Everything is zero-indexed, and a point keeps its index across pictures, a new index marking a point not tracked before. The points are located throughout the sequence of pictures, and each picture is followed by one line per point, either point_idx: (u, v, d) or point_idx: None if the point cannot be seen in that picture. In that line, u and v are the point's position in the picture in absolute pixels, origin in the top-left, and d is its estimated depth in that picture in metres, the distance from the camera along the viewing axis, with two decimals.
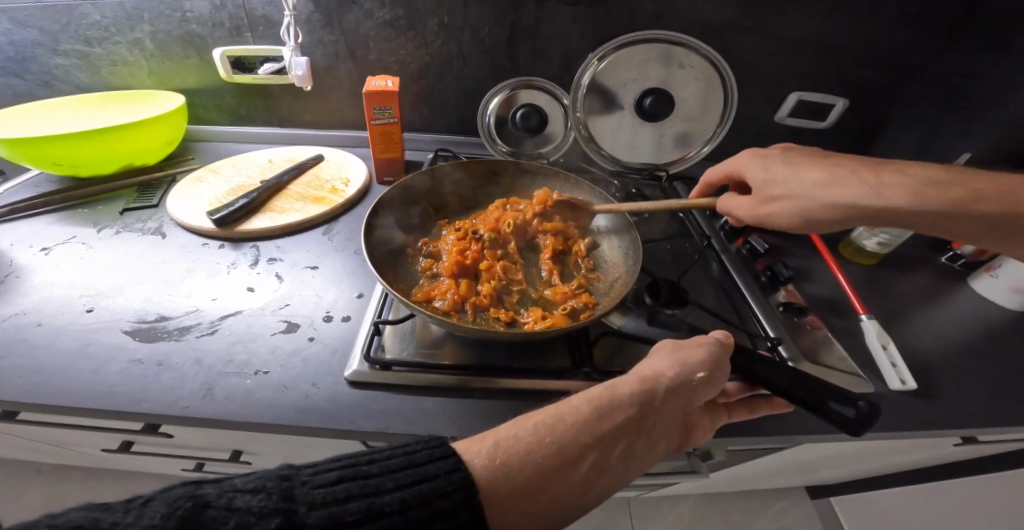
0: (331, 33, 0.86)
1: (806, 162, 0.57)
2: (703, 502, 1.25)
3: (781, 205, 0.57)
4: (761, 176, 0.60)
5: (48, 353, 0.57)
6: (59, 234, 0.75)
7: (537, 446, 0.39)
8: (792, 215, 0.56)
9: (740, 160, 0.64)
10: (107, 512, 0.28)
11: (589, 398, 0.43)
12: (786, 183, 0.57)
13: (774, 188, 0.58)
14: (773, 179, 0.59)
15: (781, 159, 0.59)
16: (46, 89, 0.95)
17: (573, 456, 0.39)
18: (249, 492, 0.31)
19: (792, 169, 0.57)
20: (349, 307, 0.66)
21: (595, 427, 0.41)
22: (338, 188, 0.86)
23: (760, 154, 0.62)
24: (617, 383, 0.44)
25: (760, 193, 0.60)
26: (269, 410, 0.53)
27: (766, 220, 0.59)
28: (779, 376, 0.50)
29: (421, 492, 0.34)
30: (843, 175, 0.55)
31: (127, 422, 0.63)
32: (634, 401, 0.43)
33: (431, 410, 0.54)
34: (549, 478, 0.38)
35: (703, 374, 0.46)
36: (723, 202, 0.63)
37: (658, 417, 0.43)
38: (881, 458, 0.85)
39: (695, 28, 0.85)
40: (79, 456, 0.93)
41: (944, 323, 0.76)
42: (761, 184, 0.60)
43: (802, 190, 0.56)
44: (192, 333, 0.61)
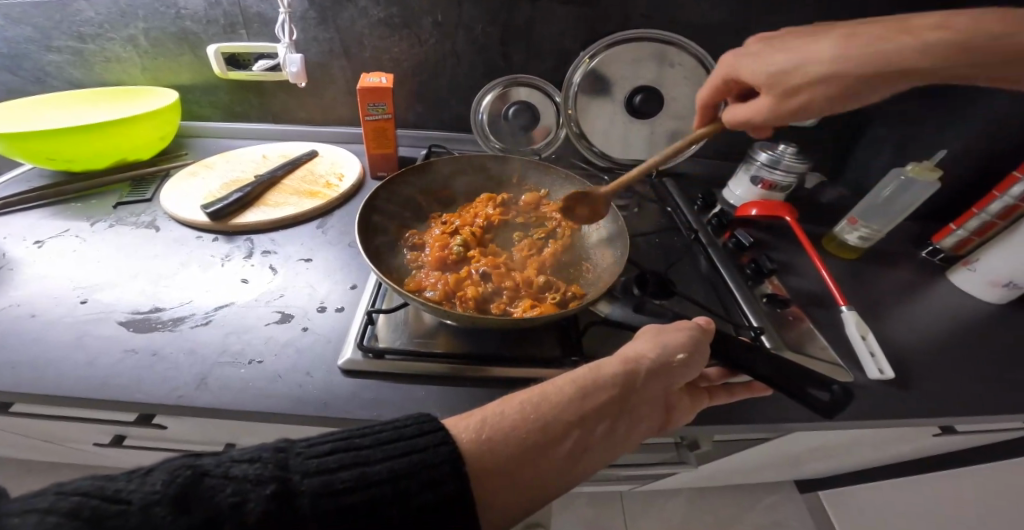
0: (325, 30, 0.87)
1: (815, 40, 0.53)
2: (694, 496, 1.27)
3: (817, 90, 0.52)
4: (774, 68, 0.54)
5: (42, 344, 0.58)
6: (53, 228, 0.76)
7: (522, 423, 0.40)
8: (832, 94, 0.52)
9: (735, 62, 0.59)
10: (112, 481, 0.29)
11: (573, 379, 0.44)
12: (809, 62, 0.52)
13: (793, 77, 0.53)
14: (795, 66, 0.53)
15: (793, 44, 0.54)
16: (39, 85, 0.95)
17: (557, 432, 0.40)
18: (244, 461, 0.32)
19: (802, 50, 0.53)
20: (343, 299, 0.67)
21: (578, 405, 0.42)
22: (332, 183, 0.87)
23: (753, 49, 0.58)
24: (600, 365, 0.46)
25: (782, 86, 0.54)
26: (264, 399, 0.54)
27: (799, 111, 0.54)
28: (757, 361, 0.51)
29: (410, 463, 0.35)
30: (876, 43, 0.49)
31: (121, 414, 0.64)
32: (616, 381, 0.44)
33: (423, 398, 0.56)
34: (533, 453, 0.39)
35: (682, 355, 0.47)
36: (732, 116, 0.60)
37: (639, 396, 0.45)
38: (867, 450, 0.87)
39: (683, 29, 0.88)
40: (72, 453, 0.93)
41: (924, 317, 0.78)
42: (775, 78, 0.54)
43: (834, 66, 0.50)
44: (187, 324, 0.62)
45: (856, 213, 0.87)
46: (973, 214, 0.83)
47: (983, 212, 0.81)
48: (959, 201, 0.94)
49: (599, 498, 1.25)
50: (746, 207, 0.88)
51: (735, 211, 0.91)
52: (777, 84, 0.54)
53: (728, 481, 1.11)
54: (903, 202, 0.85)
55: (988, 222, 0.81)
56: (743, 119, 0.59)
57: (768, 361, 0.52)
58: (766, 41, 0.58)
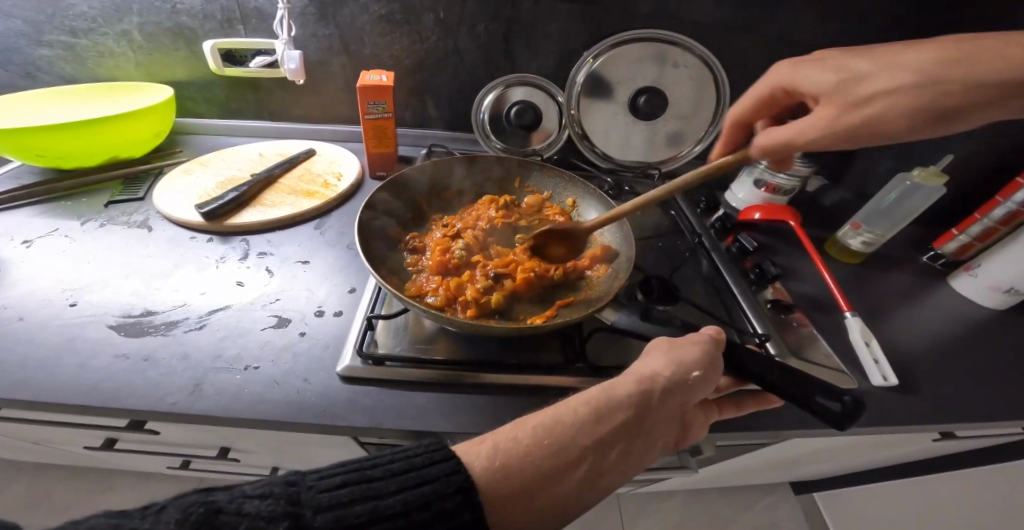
0: (325, 27, 0.85)
1: (898, 47, 0.50)
2: (691, 497, 1.27)
3: (886, 103, 0.48)
4: (835, 76, 0.52)
5: (29, 348, 0.56)
6: (43, 226, 0.74)
7: (535, 448, 0.39)
8: (906, 108, 0.48)
9: (787, 68, 0.57)
10: (127, 519, 0.30)
11: (587, 399, 0.43)
12: (883, 73, 0.49)
13: (864, 85, 0.49)
14: (863, 75, 0.50)
15: (853, 53, 0.52)
16: (29, 81, 0.92)
17: (571, 458, 0.39)
18: (256, 496, 0.32)
19: (882, 54, 0.49)
20: (341, 302, 0.66)
21: (592, 428, 0.41)
22: (330, 182, 0.85)
23: (808, 56, 0.56)
24: (614, 384, 0.45)
25: (846, 96, 0.50)
26: (260, 405, 0.52)
27: (863, 127, 0.50)
28: (768, 370, 0.51)
29: (423, 495, 0.34)
30: (963, 54, 0.47)
31: (112, 419, 0.62)
32: (631, 402, 0.43)
33: (424, 405, 0.54)
34: (547, 482, 0.38)
35: (698, 373, 0.46)
36: (771, 137, 0.54)
37: (656, 416, 0.44)
38: (866, 454, 0.87)
39: (687, 29, 0.87)
40: (62, 455, 0.91)
41: (927, 322, 0.78)
42: (839, 86, 0.51)
43: (920, 79, 0.47)
44: (180, 328, 0.60)
45: (859, 218, 0.87)
46: (976, 219, 0.82)
47: (986, 217, 0.80)
48: (960, 206, 0.94)
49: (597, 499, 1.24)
50: (749, 211, 0.87)
51: (739, 214, 0.91)
52: (839, 93, 0.51)
53: (726, 482, 1.11)
54: (904, 207, 0.85)
55: (991, 228, 0.80)
56: (787, 138, 0.53)
57: (777, 370, 0.51)
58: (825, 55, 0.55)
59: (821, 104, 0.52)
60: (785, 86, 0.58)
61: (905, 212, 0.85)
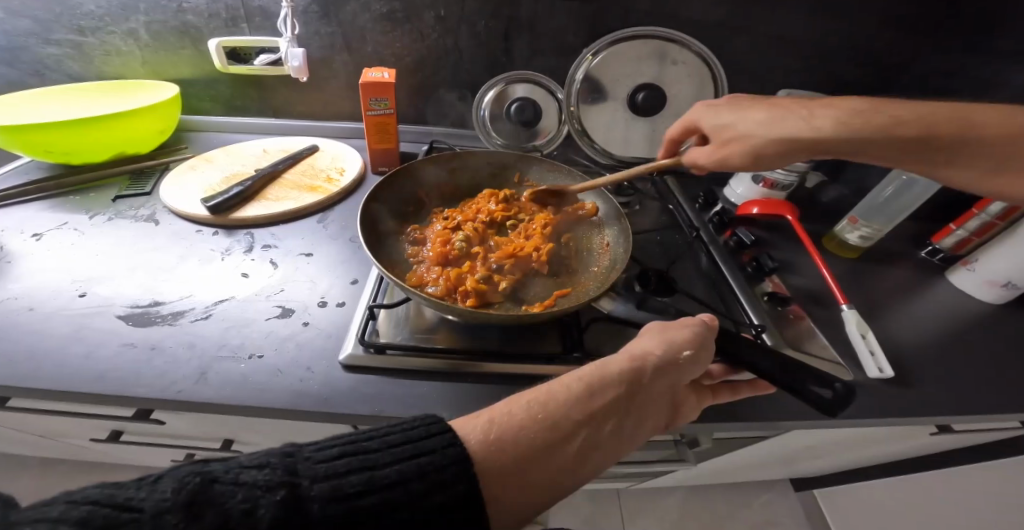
0: (327, 25, 0.87)
1: (749, 104, 0.62)
2: (691, 494, 1.27)
3: (738, 145, 0.61)
4: (713, 121, 0.64)
5: (40, 337, 0.57)
6: (51, 220, 0.75)
7: (529, 422, 0.40)
8: (746, 152, 0.60)
9: (690, 110, 0.68)
10: (121, 489, 0.29)
11: (581, 377, 0.44)
12: (737, 124, 0.61)
13: (727, 130, 0.62)
14: (727, 123, 0.63)
15: (732, 104, 0.64)
16: (37, 78, 0.94)
17: (564, 432, 0.40)
18: (253, 467, 0.32)
19: (742, 111, 0.62)
20: (344, 293, 0.67)
21: (585, 404, 0.42)
22: (333, 178, 0.86)
23: (709, 101, 0.67)
24: (606, 363, 0.46)
25: (716, 137, 0.64)
26: (263, 393, 0.53)
27: (723, 161, 0.63)
28: (761, 357, 0.51)
29: (419, 465, 0.35)
30: (787, 110, 0.58)
31: (119, 408, 0.63)
32: (623, 379, 0.44)
33: (424, 394, 0.55)
34: (541, 454, 0.39)
35: (688, 353, 0.47)
36: (685, 156, 0.67)
37: (647, 394, 0.45)
38: (863, 449, 0.87)
39: (685, 28, 0.87)
40: (67, 449, 0.93)
41: (923, 317, 0.78)
42: (715, 129, 0.64)
43: (753, 129, 0.60)
44: (186, 317, 0.61)
45: (857, 213, 0.87)
46: (973, 214, 0.83)
47: (982, 212, 0.80)
48: (958, 202, 0.94)
49: (597, 496, 1.25)
50: (748, 205, 0.88)
51: (737, 209, 0.92)
52: (713, 135, 0.64)
53: (726, 479, 1.12)
54: (897, 205, 0.86)
55: (988, 223, 0.81)
56: (682, 162, 0.66)
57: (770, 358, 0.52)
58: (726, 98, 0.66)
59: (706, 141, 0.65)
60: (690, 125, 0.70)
61: (899, 209, 0.86)
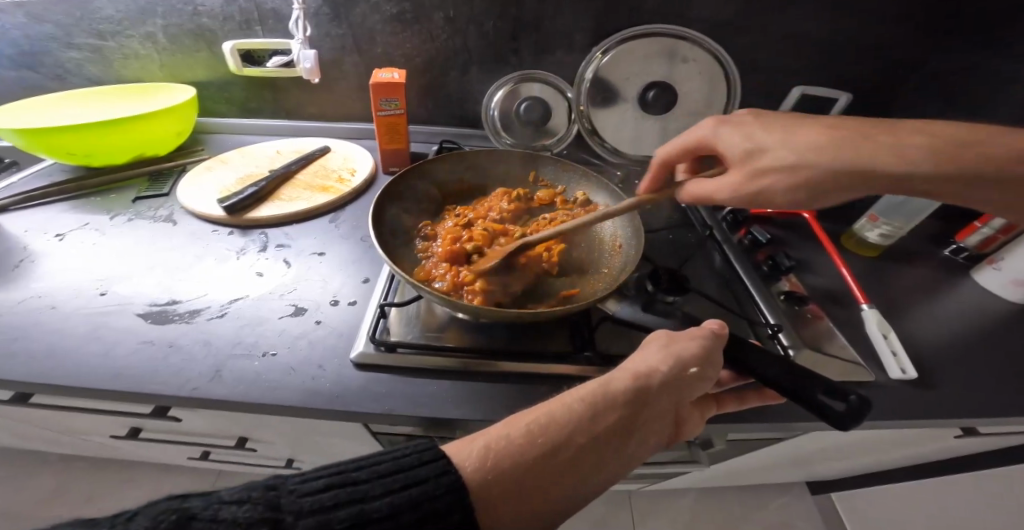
0: (338, 27, 0.87)
1: (789, 127, 0.56)
2: (705, 495, 1.26)
3: (778, 178, 0.55)
4: (746, 146, 0.57)
5: (62, 335, 0.59)
6: (73, 221, 0.77)
7: (527, 448, 0.38)
8: (794, 183, 0.54)
9: (710, 128, 0.60)
10: (93, 528, 0.28)
11: (582, 396, 0.42)
12: (780, 150, 0.55)
13: (765, 158, 0.55)
14: (766, 148, 0.56)
15: (766, 125, 0.57)
16: (60, 82, 0.96)
17: (564, 457, 0.39)
18: (233, 503, 0.31)
19: (783, 134, 0.55)
20: (355, 292, 0.67)
21: (586, 426, 0.41)
22: (344, 178, 0.87)
23: (731, 119, 0.59)
24: (609, 380, 0.44)
25: (750, 165, 0.56)
26: (276, 392, 0.54)
27: (764, 193, 0.56)
28: (768, 365, 0.50)
29: (411, 497, 0.34)
30: (846, 136, 0.54)
31: (137, 405, 0.64)
32: (626, 398, 0.43)
33: (435, 392, 0.55)
34: (540, 480, 0.37)
35: (694, 370, 0.45)
36: (692, 189, 0.59)
37: (651, 413, 0.43)
38: (881, 453, 0.85)
39: (699, 24, 0.86)
40: (88, 446, 0.95)
41: (946, 317, 0.76)
42: (748, 155, 0.57)
43: (802, 157, 0.54)
44: (202, 316, 0.62)
45: (877, 209, 0.86)
46: None
47: None
48: None
49: (609, 497, 1.25)
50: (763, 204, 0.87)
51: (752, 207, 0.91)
52: (746, 162, 0.57)
53: (741, 481, 1.10)
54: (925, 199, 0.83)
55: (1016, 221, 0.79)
56: (710, 193, 0.58)
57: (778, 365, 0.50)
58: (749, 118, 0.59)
59: (736, 167, 0.58)
60: (703, 145, 0.62)
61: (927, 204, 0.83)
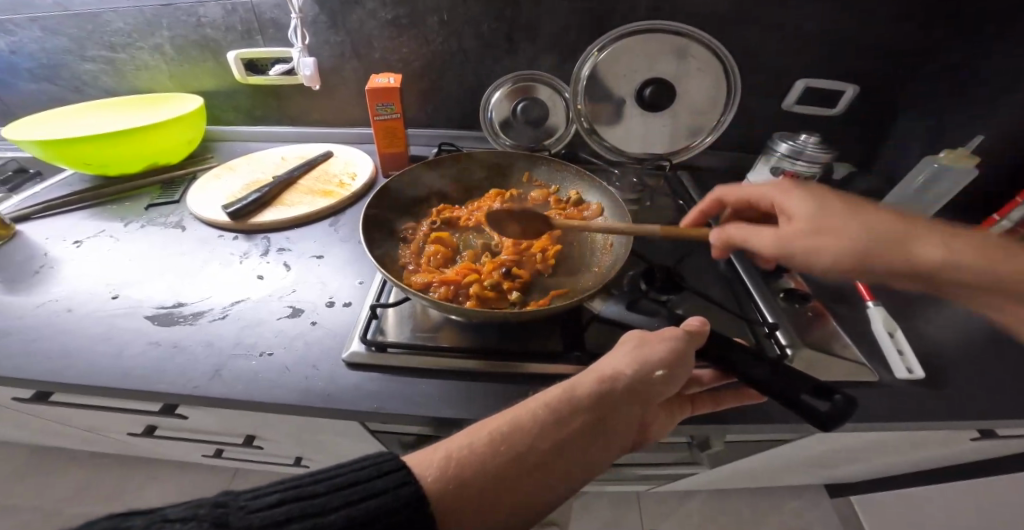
0: (336, 33, 0.89)
1: (859, 204, 0.54)
2: (717, 498, 1.24)
3: (830, 246, 0.51)
4: (817, 207, 0.54)
5: (78, 336, 0.62)
6: (90, 228, 0.81)
7: (490, 458, 0.38)
8: (839, 252, 0.51)
9: (787, 186, 0.58)
10: None
11: (546, 402, 0.42)
12: (849, 220, 0.52)
13: (835, 221, 0.52)
14: (832, 214, 0.53)
15: (839, 197, 0.55)
16: (78, 94, 1.01)
17: (528, 465, 0.39)
18: (177, 520, 0.32)
19: (852, 209, 0.53)
20: (351, 294, 0.69)
21: (550, 433, 0.40)
22: (345, 182, 0.89)
23: (809, 184, 0.57)
24: (574, 385, 0.44)
25: (810, 224, 0.53)
26: (273, 390, 0.56)
27: (807, 251, 0.53)
28: (755, 366, 0.49)
29: (367, 510, 0.34)
30: (917, 232, 0.52)
31: (147, 403, 0.67)
32: (592, 403, 0.42)
33: (424, 391, 0.56)
34: (503, 490, 0.37)
35: (662, 372, 0.45)
36: (738, 233, 0.58)
37: (619, 417, 0.43)
38: (895, 455, 0.82)
39: (695, 19, 0.85)
40: (110, 443, 0.99)
41: (962, 314, 0.73)
42: (815, 213, 0.54)
43: (857, 231, 0.51)
44: (206, 318, 0.64)
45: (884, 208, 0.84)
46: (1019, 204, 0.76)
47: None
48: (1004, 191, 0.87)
49: (618, 498, 1.24)
50: None
51: None
52: (817, 219, 0.53)
53: (752, 484, 1.08)
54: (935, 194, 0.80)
55: None
56: (757, 241, 0.57)
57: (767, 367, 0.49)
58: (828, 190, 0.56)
59: (794, 221, 0.54)
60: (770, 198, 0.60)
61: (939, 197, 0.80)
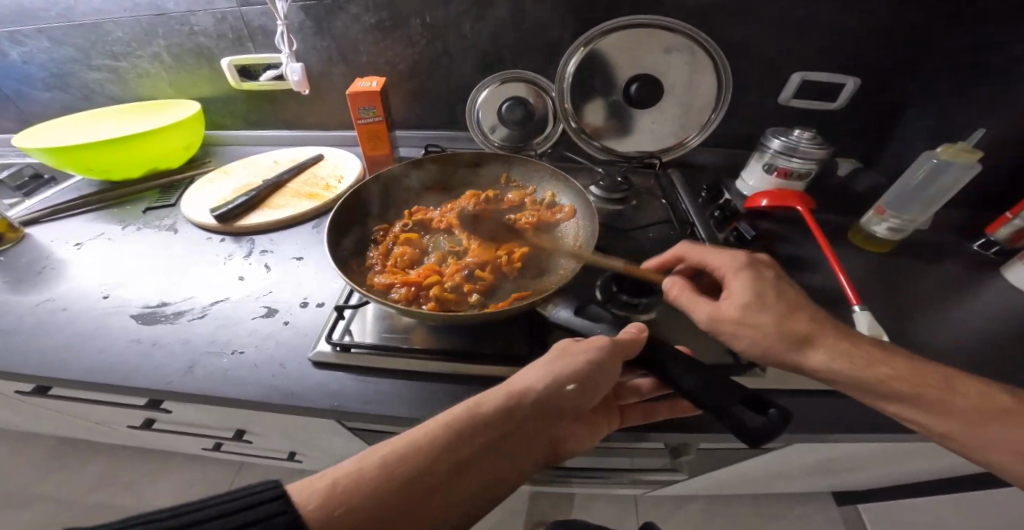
0: (322, 38, 0.91)
1: (798, 309, 0.52)
2: (718, 503, 1.20)
3: (745, 336, 0.51)
4: (750, 300, 0.52)
5: (69, 333, 0.65)
6: (91, 231, 0.85)
7: (380, 482, 0.38)
8: (751, 342, 0.51)
9: (737, 269, 0.55)
10: None
11: (448, 421, 0.42)
12: (772, 321, 0.50)
13: (759, 316, 0.51)
14: (763, 310, 0.51)
15: (779, 292, 0.52)
16: (87, 101, 1.07)
17: (421, 487, 0.39)
18: None
19: (785, 309, 0.51)
20: (326, 294, 0.70)
21: (449, 454, 0.41)
22: (331, 185, 0.90)
23: (760, 274, 0.54)
24: (480, 402, 0.44)
25: (735, 315, 0.52)
26: (241, 386, 0.57)
27: (725, 337, 0.52)
28: (687, 375, 0.47)
29: None
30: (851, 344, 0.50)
31: (133, 398, 0.70)
32: (495, 421, 0.43)
33: (384, 391, 0.57)
34: (392, 514, 0.38)
35: (572, 385, 0.44)
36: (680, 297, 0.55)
37: (521, 436, 0.43)
38: (895, 467, 0.77)
39: (680, 13, 0.83)
40: (117, 434, 1.04)
41: (963, 318, 0.68)
42: (745, 305, 0.52)
43: (776, 331, 0.50)
44: (186, 317, 0.67)
45: (885, 202, 0.78)
46: None
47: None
48: None
49: (614, 500, 1.22)
50: (755, 198, 0.83)
51: (746, 203, 0.86)
52: (744, 312, 0.52)
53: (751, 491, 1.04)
54: (939, 186, 0.75)
55: None
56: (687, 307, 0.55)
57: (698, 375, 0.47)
58: (780, 285, 0.53)
59: (723, 305, 0.53)
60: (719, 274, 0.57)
61: (943, 190, 0.75)
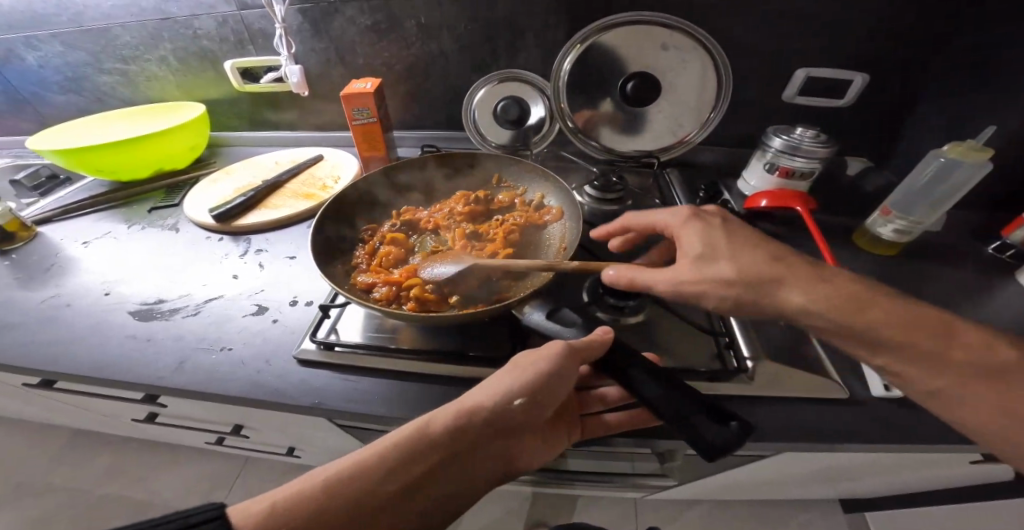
0: (320, 41, 0.92)
1: (752, 246, 0.51)
2: (720, 509, 1.17)
3: (711, 287, 0.50)
4: (702, 249, 0.52)
5: (70, 328, 0.67)
6: (99, 230, 0.88)
7: (323, 503, 0.39)
8: (722, 295, 0.49)
9: (685, 221, 0.55)
10: None
11: (394, 441, 0.42)
12: (730, 267, 0.50)
13: (716, 264, 0.50)
14: (718, 258, 0.50)
15: (729, 235, 0.52)
16: (100, 103, 1.10)
17: (364, 508, 0.40)
18: None
19: (740, 250, 0.50)
20: (315, 293, 0.71)
21: (393, 474, 0.41)
22: (327, 186, 0.91)
23: (705, 218, 0.54)
24: (427, 421, 0.43)
25: (694, 267, 0.51)
26: (227, 383, 0.58)
27: (690, 292, 0.51)
28: (646, 384, 0.46)
29: None
30: (829, 289, 0.48)
31: (131, 392, 0.72)
32: (441, 440, 0.42)
33: (365, 390, 0.57)
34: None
35: (520, 402, 0.43)
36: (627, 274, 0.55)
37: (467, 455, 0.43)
38: (900, 480, 0.74)
39: (676, 10, 0.81)
40: (125, 426, 1.07)
41: None
42: (700, 255, 0.51)
43: (740, 276, 0.49)
44: (180, 314, 0.68)
45: (890, 203, 0.74)
46: None
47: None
48: None
49: (614, 503, 1.20)
50: (755, 198, 0.80)
51: (745, 203, 0.84)
52: (700, 264, 0.51)
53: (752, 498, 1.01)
54: (942, 183, 0.72)
55: None
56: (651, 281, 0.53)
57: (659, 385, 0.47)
58: (726, 225, 0.53)
59: (681, 262, 0.52)
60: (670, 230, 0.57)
61: (949, 188, 0.72)
